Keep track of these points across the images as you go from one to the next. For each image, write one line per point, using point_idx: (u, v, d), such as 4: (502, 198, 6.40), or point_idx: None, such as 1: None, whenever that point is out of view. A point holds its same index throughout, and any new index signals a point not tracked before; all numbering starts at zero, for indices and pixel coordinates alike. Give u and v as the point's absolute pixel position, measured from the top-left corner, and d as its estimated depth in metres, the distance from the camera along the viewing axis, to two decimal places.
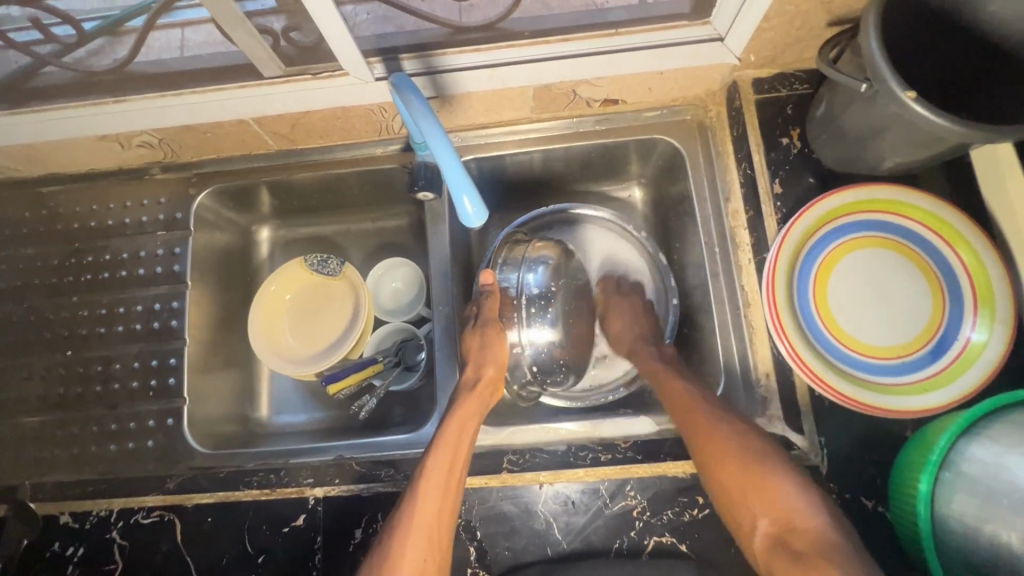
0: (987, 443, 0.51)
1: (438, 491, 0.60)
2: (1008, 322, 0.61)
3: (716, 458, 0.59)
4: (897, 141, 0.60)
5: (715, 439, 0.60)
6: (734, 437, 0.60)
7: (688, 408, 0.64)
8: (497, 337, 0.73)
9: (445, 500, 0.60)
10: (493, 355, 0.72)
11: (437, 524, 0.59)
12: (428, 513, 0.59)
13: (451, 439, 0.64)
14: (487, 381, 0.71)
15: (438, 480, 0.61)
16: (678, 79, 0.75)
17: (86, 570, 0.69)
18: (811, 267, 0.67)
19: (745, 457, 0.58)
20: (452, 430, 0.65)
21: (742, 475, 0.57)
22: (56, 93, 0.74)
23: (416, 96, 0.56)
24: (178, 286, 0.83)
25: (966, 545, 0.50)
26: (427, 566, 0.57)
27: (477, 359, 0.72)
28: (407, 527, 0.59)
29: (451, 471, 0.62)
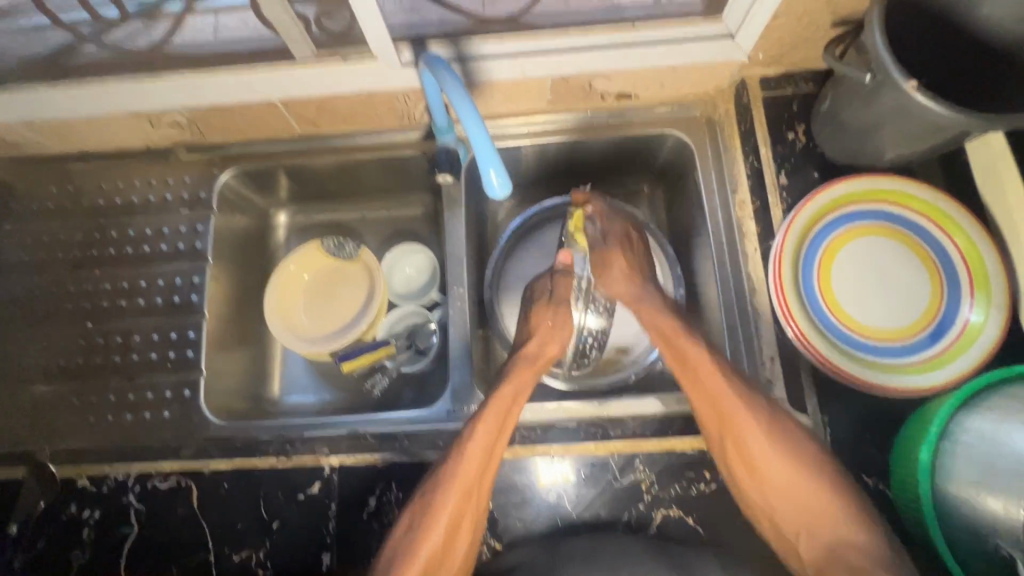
0: (985, 413, 0.53)
1: (483, 452, 0.62)
2: (1004, 306, 0.64)
3: (733, 446, 0.61)
4: (898, 132, 0.64)
5: (738, 431, 0.61)
6: (756, 427, 0.61)
7: (707, 388, 0.63)
8: (566, 322, 0.75)
9: (488, 461, 0.62)
10: (560, 335, 0.74)
11: (478, 482, 0.61)
12: (473, 470, 0.61)
13: (502, 401, 0.65)
14: (548, 355, 0.72)
15: (487, 439, 0.63)
16: (690, 76, 0.79)
17: (102, 533, 0.70)
18: (817, 252, 0.70)
19: (771, 457, 0.60)
20: (506, 392, 0.66)
21: (769, 468, 0.60)
22: (94, 71, 0.77)
23: (449, 73, 0.59)
24: (200, 263, 0.85)
25: (965, 510, 0.52)
26: (463, 520, 0.60)
27: (543, 334, 0.73)
28: (451, 479, 0.61)
29: (498, 434, 0.63)
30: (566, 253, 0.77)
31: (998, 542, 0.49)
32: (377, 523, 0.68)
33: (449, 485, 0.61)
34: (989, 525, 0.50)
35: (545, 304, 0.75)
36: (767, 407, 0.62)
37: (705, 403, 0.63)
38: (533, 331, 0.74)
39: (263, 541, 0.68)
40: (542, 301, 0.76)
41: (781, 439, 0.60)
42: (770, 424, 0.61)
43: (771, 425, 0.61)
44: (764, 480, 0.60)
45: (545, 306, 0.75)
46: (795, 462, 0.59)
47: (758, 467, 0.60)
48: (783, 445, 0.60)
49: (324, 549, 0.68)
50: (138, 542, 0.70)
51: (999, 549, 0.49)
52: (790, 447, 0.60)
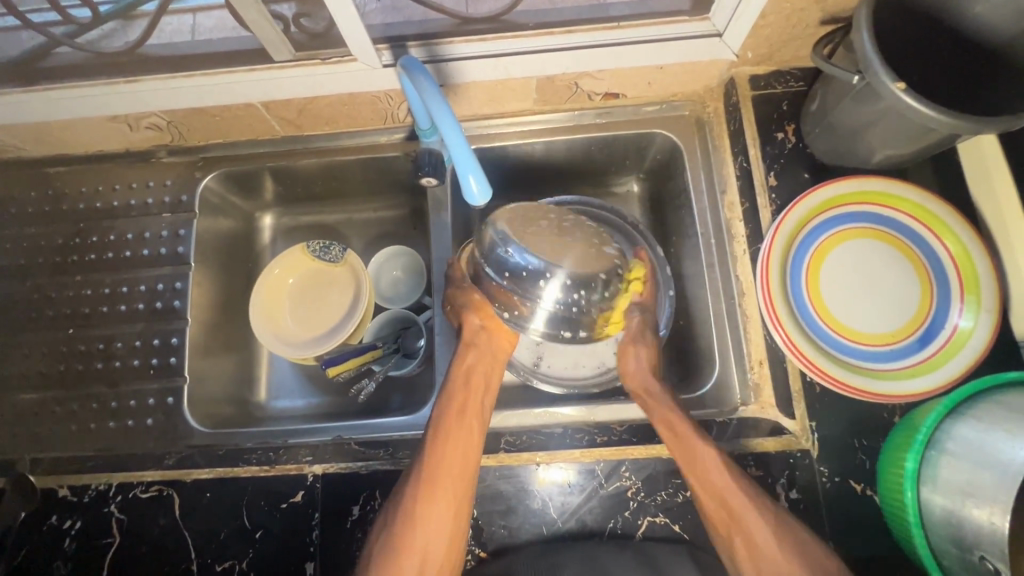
0: (973, 421, 0.53)
1: (446, 442, 0.64)
2: (994, 310, 0.64)
3: (750, 560, 0.58)
4: (888, 132, 0.62)
5: (744, 526, 0.59)
6: (760, 523, 0.59)
7: (711, 483, 0.61)
8: (472, 301, 0.73)
9: (455, 450, 0.64)
10: (467, 314, 0.73)
11: (450, 471, 0.63)
12: (439, 458, 0.64)
13: (457, 393, 0.68)
14: (493, 325, 0.72)
15: (447, 428, 0.65)
16: (678, 75, 0.77)
17: (84, 543, 0.70)
18: (805, 255, 0.69)
19: (768, 534, 0.58)
20: (460, 383, 0.69)
21: (775, 558, 0.57)
22: (67, 73, 0.75)
23: (424, 76, 0.58)
24: (182, 267, 0.84)
25: (950, 521, 0.51)
26: (443, 508, 0.62)
27: (470, 330, 0.72)
28: (422, 470, 0.63)
29: (458, 423, 0.66)
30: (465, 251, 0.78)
31: (982, 554, 0.49)
32: (361, 532, 0.68)
33: (419, 478, 0.63)
34: (973, 535, 0.49)
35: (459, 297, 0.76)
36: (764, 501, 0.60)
37: (710, 501, 0.61)
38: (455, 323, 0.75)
39: (247, 551, 0.68)
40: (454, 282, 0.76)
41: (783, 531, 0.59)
42: (762, 504, 0.60)
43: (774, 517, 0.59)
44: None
45: (456, 289, 0.75)
46: (789, 538, 0.58)
47: (765, 569, 0.58)
48: (787, 543, 0.58)
49: (308, 559, 0.67)
50: (120, 552, 0.69)
51: (984, 562, 0.49)
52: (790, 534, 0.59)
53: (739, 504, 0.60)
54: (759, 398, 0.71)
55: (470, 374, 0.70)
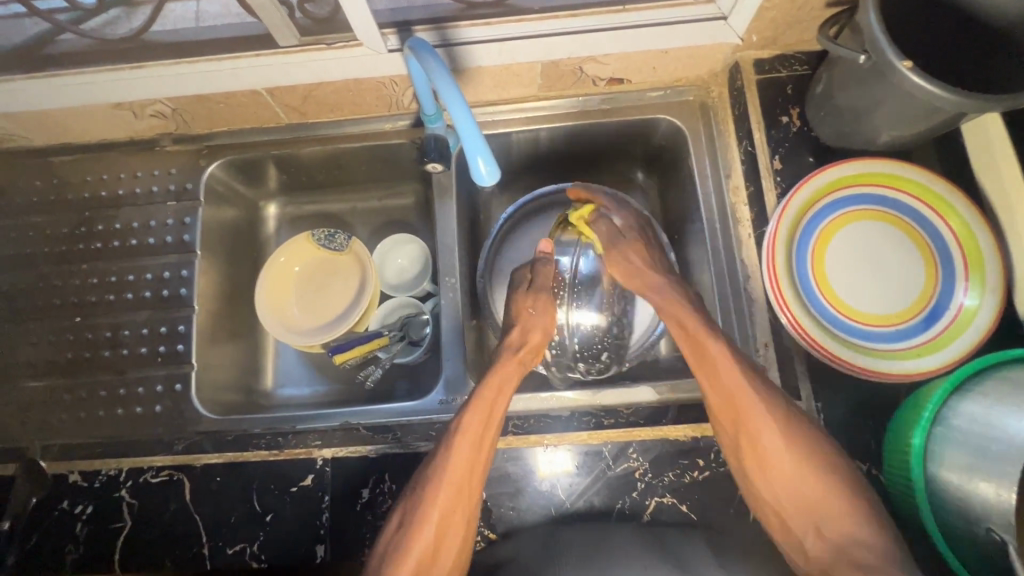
0: (978, 397, 0.53)
1: (473, 448, 0.62)
2: (999, 289, 0.64)
3: (751, 450, 0.60)
4: (894, 113, 0.62)
5: (763, 448, 0.60)
6: (784, 450, 0.59)
7: (723, 383, 0.62)
8: (546, 307, 0.76)
9: (477, 455, 0.63)
10: (540, 322, 0.75)
11: (468, 478, 0.62)
12: (464, 464, 0.62)
13: (487, 399, 0.66)
14: (533, 345, 0.73)
15: (474, 434, 0.63)
16: (683, 59, 0.77)
17: (95, 527, 0.70)
18: (810, 237, 0.70)
19: (786, 456, 0.59)
20: (490, 388, 0.67)
21: (779, 461, 0.59)
22: (72, 59, 0.75)
23: (430, 56, 0.58)
24: (188, 255, 0.84)
25: (956, 495, 0.52)
26: (456, 513, 0.61)
27: (526, 321, 0.75)
28: (442, 473, 0.62)
29: (485, 429, 0.64)
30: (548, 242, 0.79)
31: (989, 527, 0.49)
32: (371, 514, 0.68)
33: (438, 481, 0.61)
34: (980, 508, 0.50)
35: (525, 289, 0.77)
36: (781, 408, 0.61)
37: (722, 409, 0.62)
38: (514, 319, 0.75)
39: (257, 534, 0.68)
40: (520, 289, 0.78)
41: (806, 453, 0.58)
42: (793, 431, 0.59)
43: (800, 443, 0.59)
44: (784, 495, 0.58)
45: (524, 292, 0.77)
46: (808, 460, 0.58)
47: (770, 466, 0.59)
48: (793, 441, 0.59)
49: (318, 541, 0.68)
50: (131, 536, 0.70)
51: (991, 534, 0.49)
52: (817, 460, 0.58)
53: (753, 403, 0.60)
54: None
55: (498, 379, 0.68)
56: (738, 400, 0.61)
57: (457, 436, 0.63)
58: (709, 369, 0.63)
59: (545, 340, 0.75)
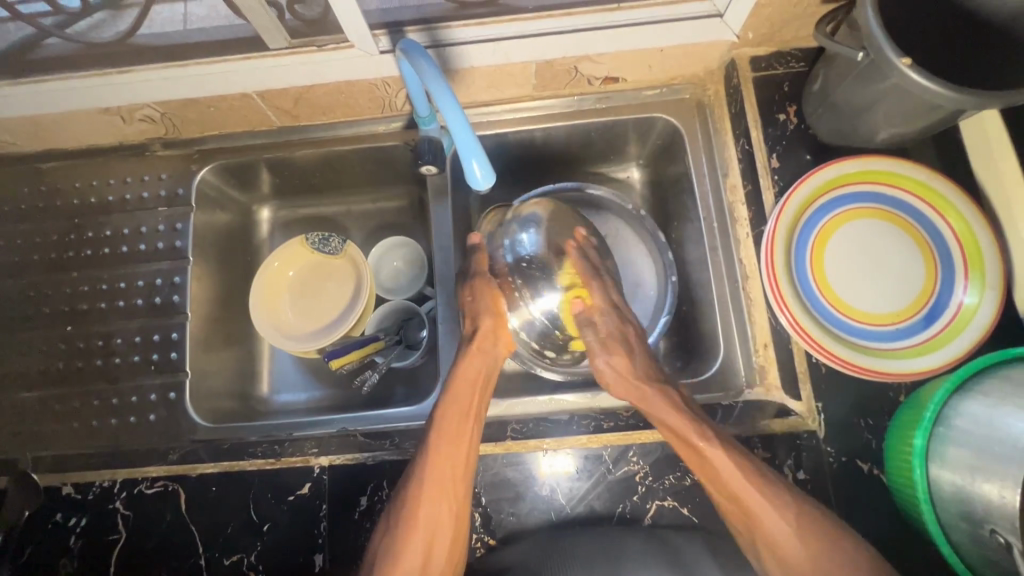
0: (980, 397, 0.53)
1: (450, 444, 0.64)
2: (998, 287, 0.64)
3: (770, 556, 0.59)
4: (893, 111, 0.62)
5: (758, 518, 0.59)
6: (777, 518, 0.59)
7: (723, 480, 0.61)
8: (489, 292, 0.74)
9: (455, 452, 0.64)
10: (485, 307, 0.73)
11: (450, 476, 0.63)
12: (442, 460, 0.63)
13: (458, 396, 0.67)
14: (488, 333, 0.71)
15: (450, 431, 0.65)
16: (679, 57, 0.76)
17: (89, 539, 0.69)
18: (809, 236, 0.69)
19: (795, 541, 0.58)
20: (462, 385, 0.68)
21: (799, 563, 0.57)
22: (57, 64, 0.73)
23: (425, 60, 0.57)
24: (180, 262, 0.83)
25: (960, 496, 0.51)
26: (443, 512, 0.62)
27: (470, 309, 0.73)
28: (422, 474, 0.63)
29: (461, 426, 0.65)
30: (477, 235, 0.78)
31: (993, 528, 0.49)
32: (369, 522, 0.67)
33: (419, 483, 0.63)
34: (984, 509, 0.49)
35: (462, 281, 0.76)
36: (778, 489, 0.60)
37: (723, 493, 0.61)
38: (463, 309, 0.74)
39: (254, 544, 0.67)
40: (460, 279, 0.76)
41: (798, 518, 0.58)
42: (782, 498, 0.60)
43: (794, 514, 0.59)
44: (788, 564, 0.58)
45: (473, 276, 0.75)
46: (818, 541, 0.57)
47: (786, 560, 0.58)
48: (804, 535, 0.58)
49: (316, 550, 0.67)
50: (127, 548, 0.69)
51: (994, 535, 0.49)
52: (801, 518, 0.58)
53: (756, 498, 0.60)
54: (763, 380, 0.72)
55: (467, 373, 0.69)
56: (742, 501, 0.60)
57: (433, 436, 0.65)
58: (703, 466, 0.62)
59: (501, 324, 0.73)
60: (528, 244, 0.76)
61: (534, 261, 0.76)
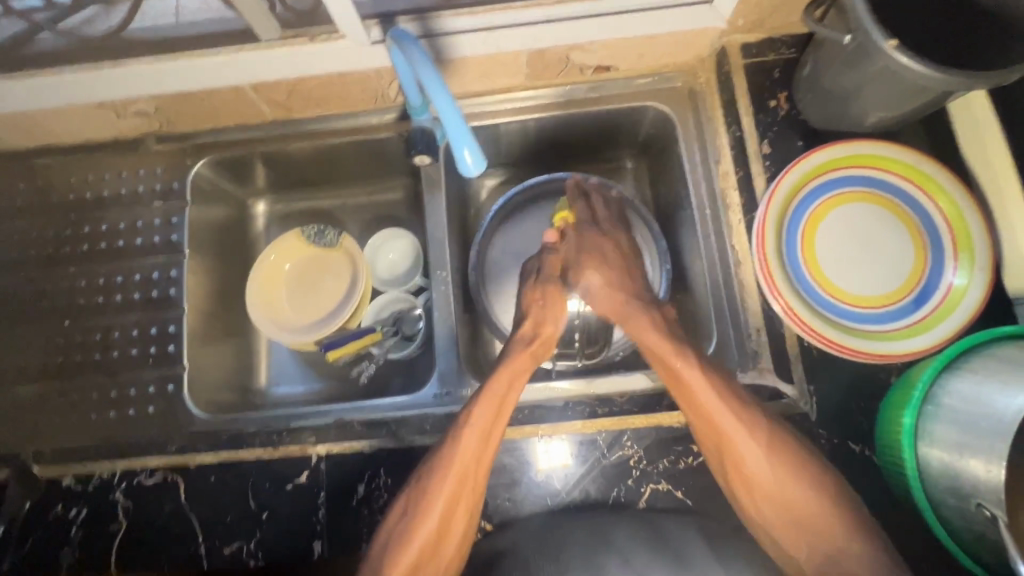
0: (967, 375, 0.53)
1: (479, 443, 0.62)
2: (987, 268, 0.64)
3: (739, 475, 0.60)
4: (881, 94, 0.62)
5: (737, 453, 0.60)
6: (755, 445, 0.59)
7: (699, 403, 0.62)
8: (557, 297, 0.75)
9: (484, 451, 0.62)
10: (552, 315, 0.74)
11: (473, 472, 0.62)
12: (468, 459, 0.62)
13: (496, 394, 0.65)
14: (546, 338, 0.72)
15: (481, 431, 0.63)
16: (670, 45, 0.77)
17: (90, 530, 0.70)
18: (800, 221, 0.69)
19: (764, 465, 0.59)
20: (500, 383, 0.66)
21: (766, 486, 0.59)
22: (50, 59, 0.74)
23: (415, 47, 0.57)
24: (176, 255, 0.83)
25: (948, 472, 0.52)
26: (459, 506, 0.61)
27: (538, 313, 0.74)
28: (446, 467, 0.62)
29: (494, 425, 0.63)
30: (553, 232, 0.81)
31: (980, 502, 0.49)
32: (367, 509, 0.68)
33: (444, 475, 0.61)
34: (970, 485, 0.50)
35: (533, 281, 0.77)
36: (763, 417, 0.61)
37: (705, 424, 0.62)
38: (526, 310, 0.75)
39: (254, 533, 0.68)
40: (530, 279, 0.78)
41: (783, 457, 0.59)
42: (760, 431, 0.60)
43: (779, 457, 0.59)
44: (761, 494, 0.59)
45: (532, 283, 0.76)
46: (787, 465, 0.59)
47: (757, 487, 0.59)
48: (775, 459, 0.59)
49: (315, 537, 0.68)
50: (127, 537, 0.69)
51: (981, 509, 0.49)
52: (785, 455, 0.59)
53: (743, 434, 0.60)
54: (757, 364, 0.70)
55: (508, 372, 0.67)
56: (720, 428, 0.61)
57: (465, 429, 0.63)
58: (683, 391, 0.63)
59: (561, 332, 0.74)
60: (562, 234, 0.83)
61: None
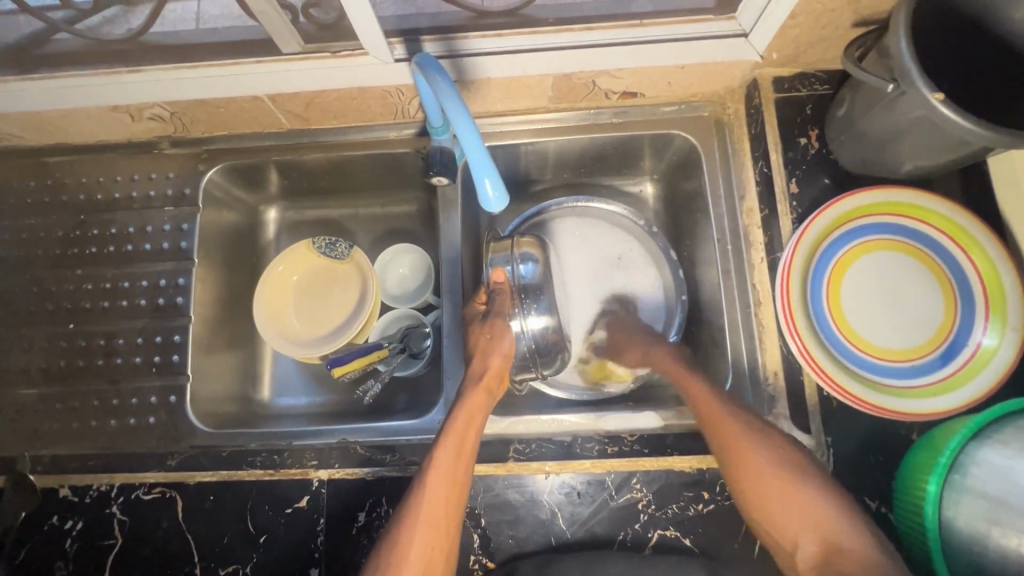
0: (998, 446, 0.51)
1: (448, 485, 0.61)
2: (1020, 328, 0.62)
3: (742, 471, 0.60)
4: (920, 143, 0.60)
5: (740, 446, 0.61)
6: (756, 446, 0.60)
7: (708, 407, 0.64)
8: (504, 331, 0.71)
9: (451, 494, 0.61)
10: (500, 346, 0.71)
11: (444, 512, 0.60)
12: (438, 500, 0.60)
13: (458, 434, 0.63)
14: (496, 373, 0.69)
15: (446, 471, 0.61)
16: (700, 75, 0.74)
17: (84, 544, 0.69)
18: (826, 267, 0.67)
19: (765, 466, 0.59)
20: (462, 421, 0.64)
21: (771, 487, 0.58)
22: (68, 60, 0.72)
23: (440, 74, 0.55)
24: (185, 263, 0.82)
25: (974, 547, 0.50)
26: (435, 554, 0.58)
27: (483, 350, 0.71)
28: (416, 520, 0.59)
29: (458, 464, 0.62)
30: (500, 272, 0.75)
31: None
32: (367, 538, 0.67)
33: (415, 523, 0.59)
34: (999, 563, 0.49)
35: (480, 321, 0.73)
36: (758, 424, 0.62)
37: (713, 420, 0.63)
38: (473, 350, 0.72)
39: (250, 556, 0.67)
40: (475, 322, 0.74)
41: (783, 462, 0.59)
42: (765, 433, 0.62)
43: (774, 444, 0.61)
44: (762, 488, 0.59)
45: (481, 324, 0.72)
46: (786, 469, 0.59)
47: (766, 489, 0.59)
48: (785, 467, 0.59)
49: (313, 564, 0.66)
50: (121, 554, 0.68)
51: None
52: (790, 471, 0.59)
53: (733, 425, 0.62)
54: (772, 408, 0.68)
55: (466, 411, 0.65)
56: (722, 424, 0.62)
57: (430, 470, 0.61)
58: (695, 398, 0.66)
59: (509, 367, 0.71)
60: (527, 272, 0.76)
61: (531, 288, 0.76)
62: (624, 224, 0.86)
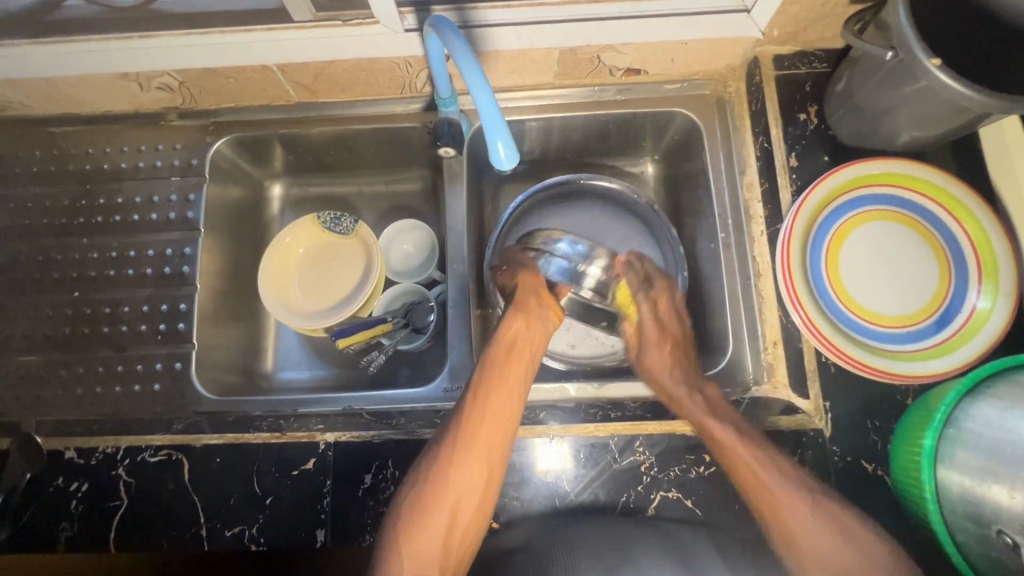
0: (993, 400, 0.53)
1: (489, 400, 0.64)
2: (1012, 294, 0.64)
3: (769, 507, 0.59)
4: (917, 113, 0.62)
5: (757, 476, 0.61)
6: (772, 480, 0.60)
7: (713, 430, 0.64)
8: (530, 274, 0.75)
9: (495, 411, 0.64)
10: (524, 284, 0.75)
11: (485, 431, 0.63)
12: (479, 416, 0.63)
13: (506, 355, 0.68)
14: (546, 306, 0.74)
15: (490, 385, 0.65)
16: (703, 52, 0.76)
17: (91, 506, 0.69)
18: (825, 236, 0.69)
19: (796, 503, 0.59)
20: (509, 343, 0.69)
21: (807, 530, 0.58)
22: (80, 26, 0.73)
23: (456, 35, 0.56)
24: (191, 233, 0.83)
25: (968, 497, 0.52)
26: (475, 469, 0.61)
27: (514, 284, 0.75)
28: (459, 430, 0.63)
29: (502, 381, 0.65)
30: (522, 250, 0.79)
31: (1000, 528, 0.49)
32: (373, 500, 0.67)
33: (458, 431, 0.63)
34: (992, 511, 0.50)
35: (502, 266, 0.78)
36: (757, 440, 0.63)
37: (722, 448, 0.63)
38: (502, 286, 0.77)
39: (257, 517, 0.67)
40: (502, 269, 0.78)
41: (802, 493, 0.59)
42: (771, 461, 0.61)
43: (783, 476, 0.60)
44: (799, 530, 0.58)
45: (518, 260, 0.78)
46: (813, 504, 0.59)
47: (796, 529, 0.58)
48: (808, 507, 0.58)
49: (319, 526, 0.67)
50: (128, 515, 0.68)
51: (1001, 536, 0.49)
52: (805, 492, 0.60)
53: (744, 448, 0.62)
54: (771, 377, 0.71)
55: (514, 337, 0.69)
56: (732, 453, 0.62)
57: (474, 396, 0.65)
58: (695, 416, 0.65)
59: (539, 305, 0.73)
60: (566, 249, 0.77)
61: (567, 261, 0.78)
62: (628, 204, 0.86)
